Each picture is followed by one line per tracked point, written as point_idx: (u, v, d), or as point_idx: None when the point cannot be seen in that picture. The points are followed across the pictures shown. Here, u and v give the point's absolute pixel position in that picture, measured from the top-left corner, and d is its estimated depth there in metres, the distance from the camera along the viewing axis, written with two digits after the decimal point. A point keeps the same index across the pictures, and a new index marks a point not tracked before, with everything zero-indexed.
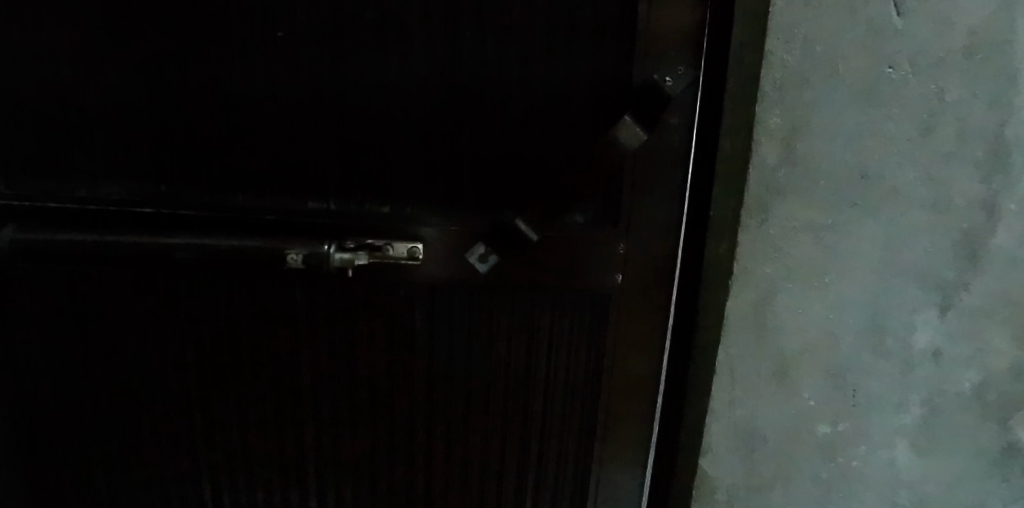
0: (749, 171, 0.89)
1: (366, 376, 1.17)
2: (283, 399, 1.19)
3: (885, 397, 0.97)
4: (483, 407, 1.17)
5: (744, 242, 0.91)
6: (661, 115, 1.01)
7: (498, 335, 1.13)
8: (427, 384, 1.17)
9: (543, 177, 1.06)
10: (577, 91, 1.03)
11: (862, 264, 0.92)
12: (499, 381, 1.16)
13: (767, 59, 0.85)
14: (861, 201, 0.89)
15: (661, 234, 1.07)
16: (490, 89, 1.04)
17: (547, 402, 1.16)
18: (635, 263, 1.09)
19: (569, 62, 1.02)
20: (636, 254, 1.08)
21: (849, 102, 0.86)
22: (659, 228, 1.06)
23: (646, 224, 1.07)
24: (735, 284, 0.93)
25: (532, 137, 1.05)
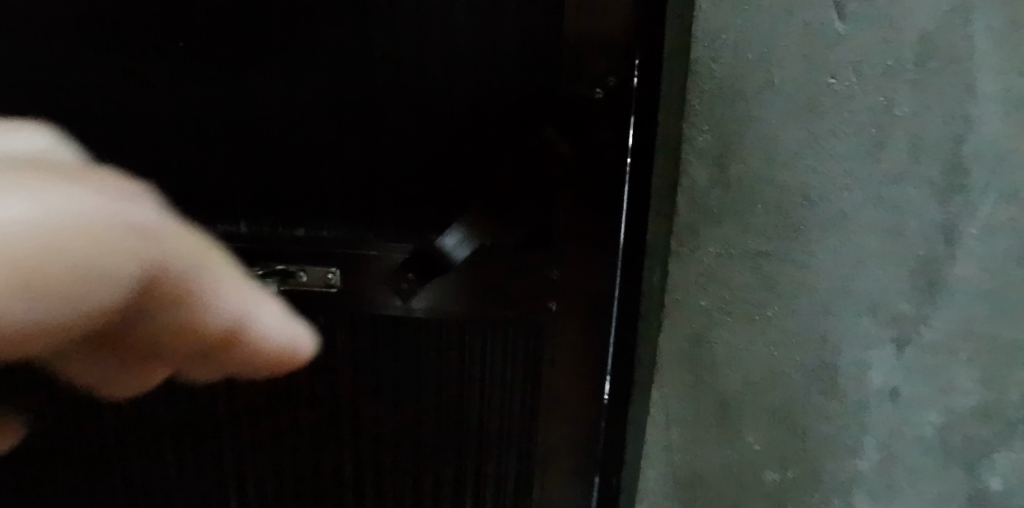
0: (678, 193, 0.81)
1: (284, 416, 1.05)
2: (187, 444, 1.06)
3: (839, 441, 0.88)
4: (414, 442, 1.07)
5: (675, 271, 0.83)
6: (592, 128, 0.90)
7: (429, 368, 1.03)
8: (353, 422, 1.06)
9: (470, 194, 0.94)
10: (505, 98, 0.89)
11: (806, 297, 0.83)
12: (431, 417, 1.06)
13: (693, 69, 0.77)
14: (803, 227, 0.80)
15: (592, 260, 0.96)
16: (400, 107, 0.90)
17: (483, 435, 1.07)
18: (567, 291, 0.99)
19: (488, 76, 0.88)
20: (570, 280, 0.98)
21: (786, 116, 0.77)
22: (594, 251, 0.96)
23: (579, 251, 0.96)
24: (668, 318, 0.85)
25: (457, 152, 0.92)
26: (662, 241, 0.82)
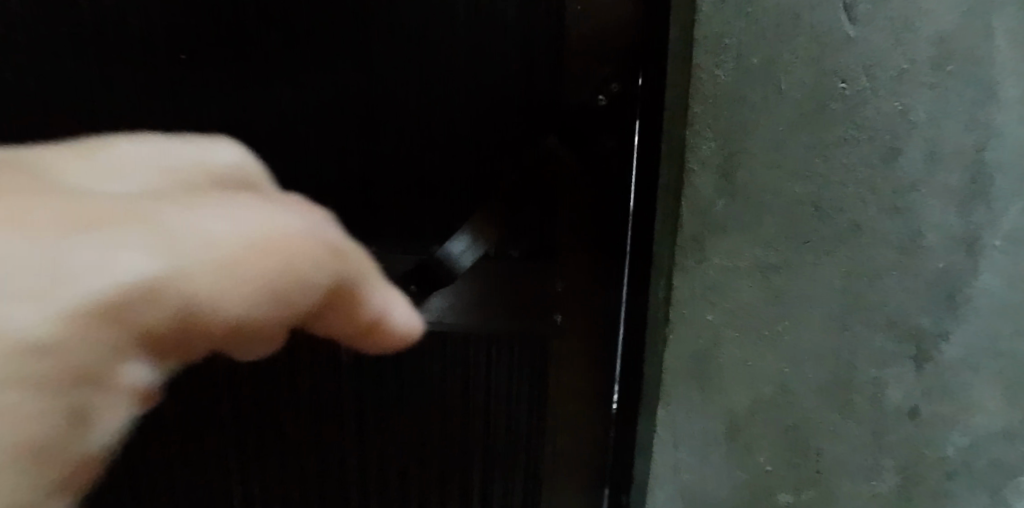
0: (681, 205, 0.76)
1: (267, 455, 0.93)
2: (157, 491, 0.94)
3: (856, 462, 0.84)
4: (409, 479, 0.96)
5: (679, 286, 0.79)
6: (595, 129, 0.82)
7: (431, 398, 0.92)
8: (346, 458, 0.94)
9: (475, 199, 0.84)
10: (509, 94, 0.80)
11: (819, 312, 0.79)
12: (432, 449, 0.95)
13: (695, 75, 0.73)
14: (815, 238, 0.76)
15: (597, 276, 0.88)
16: (389, 119, 0.80)
17: (487, 468, 0.96)
18: (572, 311, 0.90)
19: (488, 80, 0.79)
20: (576, 291, 0.89)
21: (795, 123, 0.73)
22: (599, 260, 0.88)
23: (583, 266, 0.88)
24: (673, 335, 0.81)
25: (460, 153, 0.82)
26: (667, 255, 0.77)
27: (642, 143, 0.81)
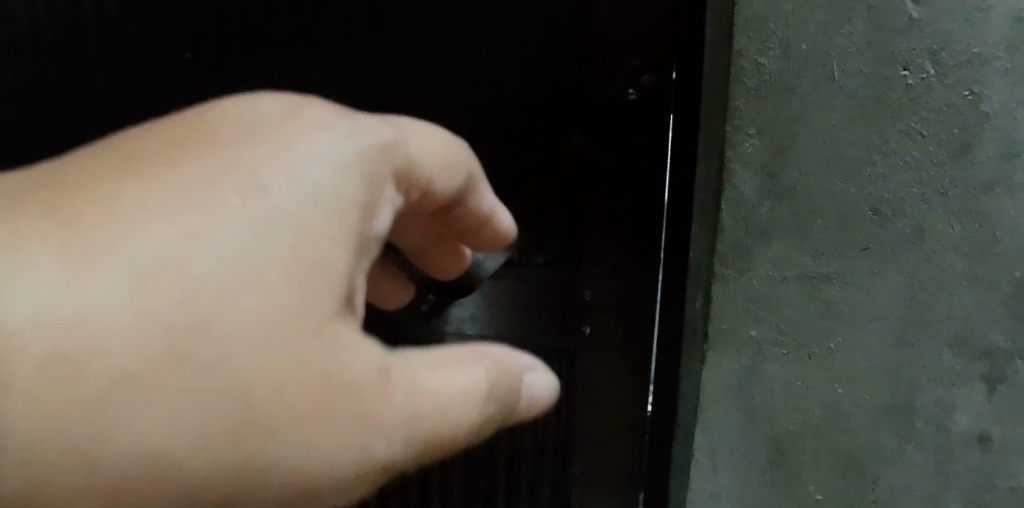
0: (722, 208, 0.69)
1: None
2: None
3: (917, 493, 0.75)
4: None
5: (719, 297, 0.71)
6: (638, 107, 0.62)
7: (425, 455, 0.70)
8: None
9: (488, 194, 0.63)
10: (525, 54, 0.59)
11: (878, 326, 0.70)
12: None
13: (736, 63, 0.66)
14: (873, 244, 0.68)
15: (640, 311, 0.68)
16: None
17: None
18: (607, 352, 0.69)
19: (493, 51, 0.59)
20: (614, 309, 0.68)
21: (852, 116, 0.65)
22: (643, 270, 0.67)
23: (619, 292, 0.67)
24: (713, 350, 0.73)
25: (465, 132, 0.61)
26: (708, 264, 0.70)
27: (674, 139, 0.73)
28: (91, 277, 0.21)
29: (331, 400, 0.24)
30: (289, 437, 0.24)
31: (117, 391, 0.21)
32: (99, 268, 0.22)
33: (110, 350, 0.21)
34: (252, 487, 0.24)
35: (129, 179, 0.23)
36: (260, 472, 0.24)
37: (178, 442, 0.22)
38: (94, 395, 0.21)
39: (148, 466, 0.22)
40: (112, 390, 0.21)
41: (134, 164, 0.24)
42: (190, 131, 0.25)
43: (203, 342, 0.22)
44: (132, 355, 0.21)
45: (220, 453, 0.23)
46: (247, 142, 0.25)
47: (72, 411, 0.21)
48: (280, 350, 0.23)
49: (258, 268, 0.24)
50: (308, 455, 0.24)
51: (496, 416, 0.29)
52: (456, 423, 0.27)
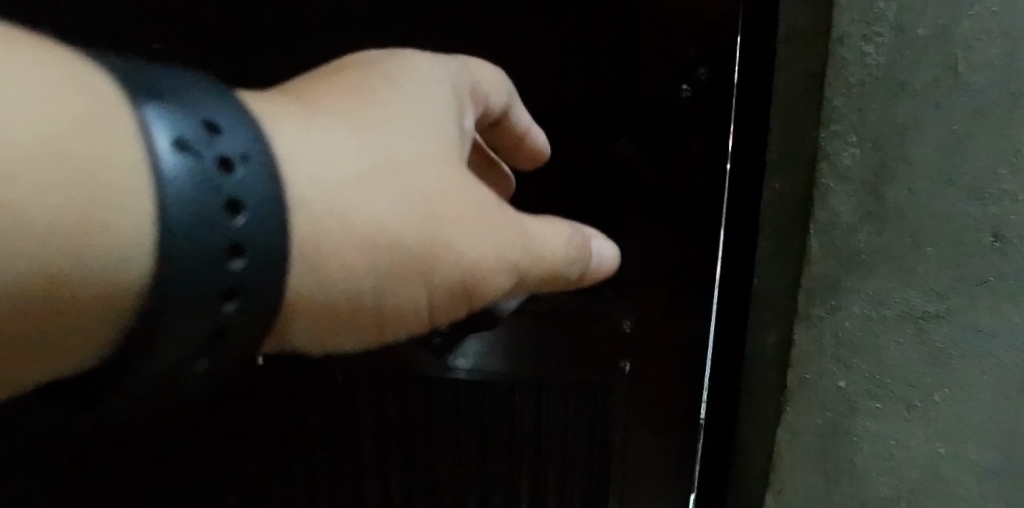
0: (812, 234, 0.56)
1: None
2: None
3: None
4: None
5: (804, 339, 0.59)
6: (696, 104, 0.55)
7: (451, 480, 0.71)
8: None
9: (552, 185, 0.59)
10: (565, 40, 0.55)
11: (996, 377, 0.57)
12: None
13: (838, 57, 0.54)
14: (996, 277, 0.56)
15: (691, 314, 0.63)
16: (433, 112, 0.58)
17: None
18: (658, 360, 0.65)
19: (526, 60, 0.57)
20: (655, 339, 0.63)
21: (977, 119, 0.53)
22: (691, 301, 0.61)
23: (673, 302, 0.62)
24: (792, 402, 0.60)
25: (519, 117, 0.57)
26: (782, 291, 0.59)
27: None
28: (335, 122, 0.32)
29: (484, 215, 0.37)
30: (454, 236, 0.35)
31: (372, 181, 0.32)
32: (324, 119, 0.32)
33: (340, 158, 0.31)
34: (431, 269, 0.35)
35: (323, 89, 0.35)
36: (440, 259, 0.35)
37: (396, 231, 0.33)
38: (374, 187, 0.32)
39: (392, 239, 0.33)
40: (368, 184, 0.32)
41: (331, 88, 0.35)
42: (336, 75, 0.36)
43: (398, 164, 0.33)
44: (374, 165, 0.32)
45: (415, 237, 0.34)
46: (373, 67, 0.37)
47: (347, 194, 0.31)
48: (456, 183, 0.36)
49: (421, 130, 0.36)
50: (468, 252, 0.36)
51: (580, 249, 0.43)
52: (552, 244, 0.41)
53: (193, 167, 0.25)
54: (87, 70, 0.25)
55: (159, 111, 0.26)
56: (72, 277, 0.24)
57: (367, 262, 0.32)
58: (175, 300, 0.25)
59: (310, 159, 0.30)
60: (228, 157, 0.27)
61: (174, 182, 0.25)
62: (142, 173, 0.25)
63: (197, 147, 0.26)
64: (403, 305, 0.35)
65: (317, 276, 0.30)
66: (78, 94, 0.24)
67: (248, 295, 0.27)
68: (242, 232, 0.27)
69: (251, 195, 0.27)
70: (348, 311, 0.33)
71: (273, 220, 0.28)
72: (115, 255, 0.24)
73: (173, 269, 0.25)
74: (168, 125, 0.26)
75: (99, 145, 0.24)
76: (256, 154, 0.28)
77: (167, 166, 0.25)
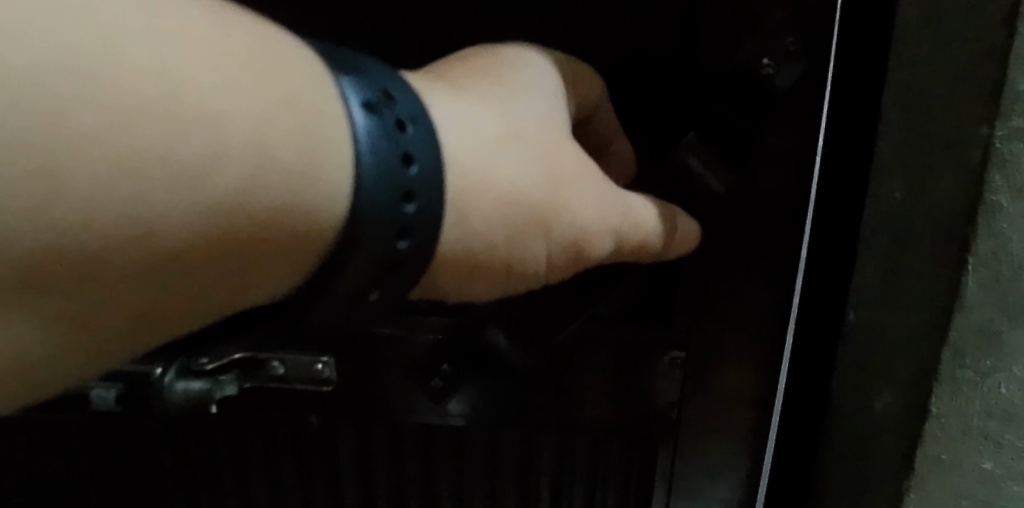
0: (972, 271, 0.39)
1: None
2: None
3: None
4: None
5: (947, 408, 0.43)
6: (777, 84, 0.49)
7: (481, 491, 0.71)
8: None
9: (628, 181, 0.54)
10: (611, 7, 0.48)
11: None
12: None
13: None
14: None
15: (745, 352, 0.58)
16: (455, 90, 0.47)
17: None
18: (700, 402, 0.60)
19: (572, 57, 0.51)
20: (699, 374, 0.59)
21: None
22: (735, 338, 0.57)
23: (723, 342, 0.58)
24: (923, 485, 0.45)
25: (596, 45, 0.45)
26: (895, 333, 0.46)
27: (850, 120, 0.51)
28: (467, 98, 0.36)
29: (600, 177, 0.39)
30: (574, 195, 0.38)
31: (508, 143, 0.35)
32: (464, 93, 0.36)
33: (488, 128, 0.35)
34: (556, 223, 0.37)
35: (469, 67, 0.38)
36: (556, 219, 0.37)
37: (527, 189, 0.36)
38: (505, 150, 0.35)
39: (530, 196, 0.36)
40: (508, 145, 0.35)
41: (467, 65, 0.39)
42: (471, 55, 0.39)
43: (531, 131, 0.37)
44: (505, 128, 0.36)
45: (539, 192, 0.36)
46: (500, 52, 0.39)
47: (499, 154, 0.35)
48: (577, 146, 0.39)
49: (554, 103, 0.39)
50: (585, 212, 0.38)
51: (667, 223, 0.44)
52: (642, 220, 0.42)
53: (379, 128, 0.30)
54: (293, 44, 0.30)
55: (351, 81, 0.31)
56: (258, 216, 0.28)
57: (502, 213, 0.35)
58: (364, 236, 0.30)
59: (460, 128, 0.34)
60: (400, 117, 0.31)
61: (364, 139, 0.30)
62: (344, 131, 0.30)
63: (381, 111, 0.31)
64: (526, 259, 0.37)
65: (462, 226, 0.34)
66: (285, 62, 0.29)
67: (414, 234, 0.32)
68: (414, 180, 0.31)
69: (420, 153, 0.32)
70: (470, 262, 0.35)
71: (434, 176, 0.32)
72: (314, 195, 0.28)
73: (360, 207, 0.30)
74: (356, 91, 0.30)
75: (287, 102, 0.28)
76: (423, 122, 0.32)
77: (358, 126, 0.30)
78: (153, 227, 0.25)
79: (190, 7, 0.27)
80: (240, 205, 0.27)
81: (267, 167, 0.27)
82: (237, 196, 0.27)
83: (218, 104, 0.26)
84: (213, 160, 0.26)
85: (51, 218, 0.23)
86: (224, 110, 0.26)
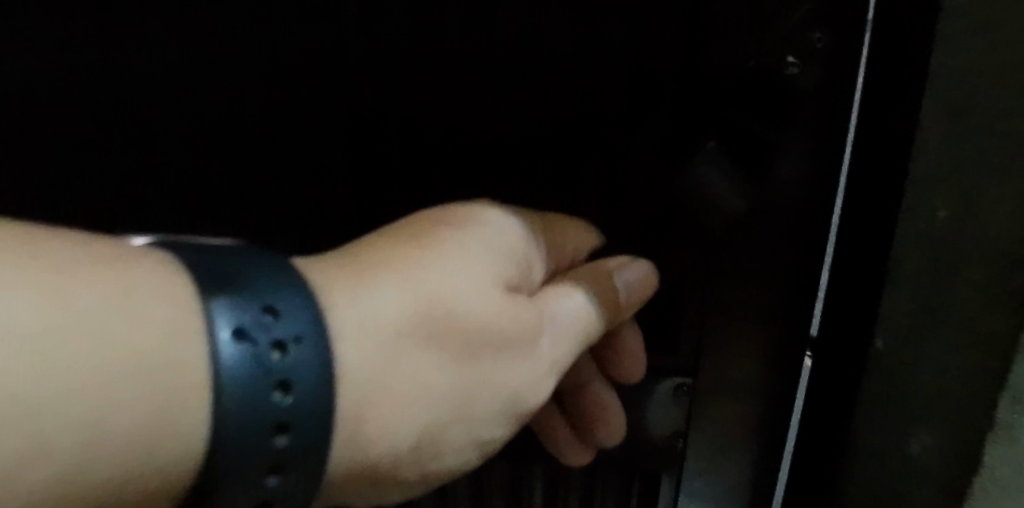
0: None
1: None
2: None
3: None
4: None
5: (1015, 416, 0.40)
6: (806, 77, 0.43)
7: None
8: None
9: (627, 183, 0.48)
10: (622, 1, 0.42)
11: None
12: None
13: None
14: None
15: (755, 377, 0.52)
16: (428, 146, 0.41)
17: None
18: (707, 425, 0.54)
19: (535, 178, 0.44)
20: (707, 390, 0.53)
21: None
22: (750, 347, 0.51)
23: (732, 357, 0.51)
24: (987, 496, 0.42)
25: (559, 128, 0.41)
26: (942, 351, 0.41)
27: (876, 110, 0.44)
28: (375, 289, 0.34)
29: (523, 341, 0.38)
30: (488, 369, 0.37)
31: (413, 338, 0.35)
32: (375, 281, 0.35)
33: (391, 326, 0.34)
34: (467, 402, 0.37)
35: (394, 242, 0.37)
36: (470, 396, 0.37)
37: (433, 386, 0.35)
38: (408, 348, 0.34)
39: (436, 392, 0.35)
40: (411, 341, 0.35)
41: (392, 237, 0.37)
42: (401, 227, 0.38)
43: (447, 318, 0.35)
44: (409, 322, 0.34)
45: (443, 384, 0.36)
46: (430, 225, 0.38)
47: (402, 352, 0.34)
48: (505, 315, 0.37)
49: (479, 274, 0.37)
50: (502, 384, 0.38)
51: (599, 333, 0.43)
52: (569, 333, 0.41)
53: (252, 358, 0.28)
54: (169, 277, 0.29)
55: (225, 305, 0.28)
56: (105, 486, 0.27)
57: (404, 414, 0.35)
58: (228, 476, 0.29)
59: (362, 331, 0.33)
60: (276, 338, 0.29)
61: (229, 372, 0.28)
62: (207, 369, 0.28)
63: (256, 336, 0.28)
64: (440, 441, 0.37)
65: (358, 434, 0.33)
66: (142, 311, 0.27)
67: (290, 466, 0.30)
68: (289, 410, 0.29)
69: (303, 379, 0.30)
70: (369, 464, 0.35)
71: (322, 403, 0.30)
72: (170, 447, 0.27)
73: (225, 444, 0.28)
74: (230, 318, 0.28)
75: (141, 364, 0.27)
76: (310, 334, 0.30)
77: (227, 361, 0.28)
78: None
79: (34, 280, 0.25)
80: (86, 477, 0.26)
81: (111, 438, 0.26)
82: (80, 479, 0.26)
83: (56, 387, 0.25)
84: (38, 447, 0.25)
85: None
86: (60, 394, 0.25)
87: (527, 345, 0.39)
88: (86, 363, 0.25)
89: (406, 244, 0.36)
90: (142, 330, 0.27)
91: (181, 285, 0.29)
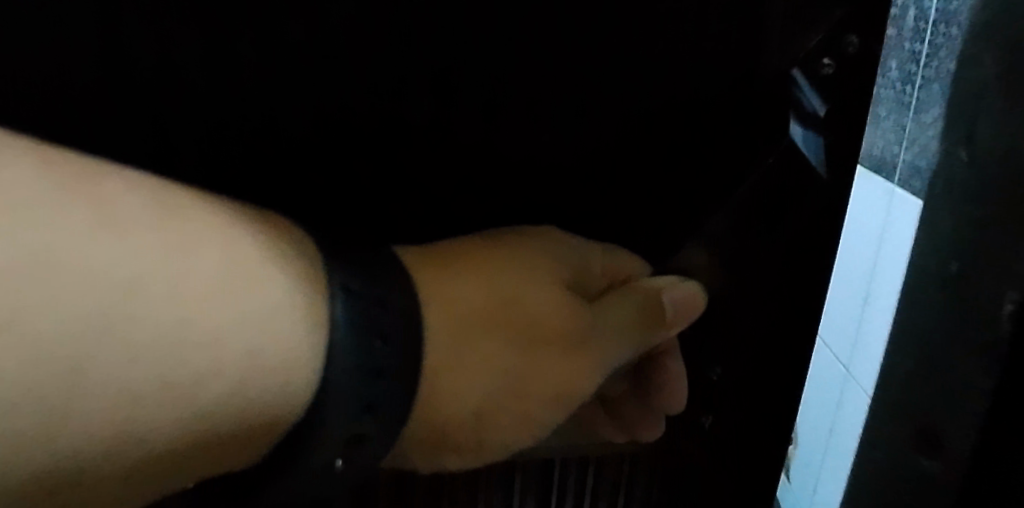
0: None
1: None
2: None
3: None
4: None
5: None
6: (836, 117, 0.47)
7: None
8: None
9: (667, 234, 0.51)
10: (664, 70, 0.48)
11: None
12: None
13: None
14: None
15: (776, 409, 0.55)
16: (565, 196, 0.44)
17: None
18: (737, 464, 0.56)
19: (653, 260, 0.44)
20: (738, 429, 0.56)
21: None
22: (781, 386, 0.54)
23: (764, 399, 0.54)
24: None
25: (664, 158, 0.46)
26: None
27: None
28: (456, 274, 0.39)
29: (584, 340, 0.42)
30: (550, 357, 0.41)
31: (488, 317, 0.39)
32: (455, 269, 0.39)
33: (468, 305, 0.38)
34: (529, 388, 0.40)
35: (473, 240, 0.42)
36: (532, 381, 0.40)
37: (501, 365, 0.39)
38: (483, 328, 0.38)
39: (502, 369, 0.39)
40: (485, 320, 0.38)
41: (469, 238, 0.42)
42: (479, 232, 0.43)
43: (519, 300, 0.40)
44: (486, 303, 0.39)
45: (510, 363, 0.39)
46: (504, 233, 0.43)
47: (478, 329, 0.38)
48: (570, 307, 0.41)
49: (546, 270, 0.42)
50: (564, 376, 0.41)
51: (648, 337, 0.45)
52: (620, 326, 0.45)
53: (359, 306, 0.33)
54: (293, 246, 0.33)
55: (339, 266, 0.34)
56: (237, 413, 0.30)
57: (473, 388, 0.38)
58: (328, 409, 0.33)
59: (443, 313, 0.37)
60: (380, 294, 0.34)
61: (340, 317, 0.33)
62: (324, 315, 0.32)
63: (363, 290, 0.34)
64: (499, 423, 0.40)
65: (431, 393, 0.37)
66: (277, 268, 0.31)
67: (380, 408, 0.34)
68: (386, 353, 0.34)
69: (399, 324, 0.35)
70: (436, 425, 0.38)
71: (407, 356, 0.35)
72: (290, 384, 0.31)
73: (331, 378, 0.33)
74: (344, 277, 0.33)
75: (279, 307, 0.31)
76: (405, 298, 0.36)
77: (337, 306, 0.33)
78: (146, 431, 0.28)
79: (202, 233, 0.30)
80: (230, 401, 0.30)
81: (253, 369, 0.30)
82: (218, 404, 0.30)
83: (217, 322, 0.29)
84: (196, 372, 0.29)
85: (68, 447, 0.26)
86: (219, 328, 0.29)
87: (584, 337, 0.42)
88: (240, 304, 0.30)
89: (482, 243, 0.41)
90: (278, 284, 0.31)
91: (302, 254, 0.33)
